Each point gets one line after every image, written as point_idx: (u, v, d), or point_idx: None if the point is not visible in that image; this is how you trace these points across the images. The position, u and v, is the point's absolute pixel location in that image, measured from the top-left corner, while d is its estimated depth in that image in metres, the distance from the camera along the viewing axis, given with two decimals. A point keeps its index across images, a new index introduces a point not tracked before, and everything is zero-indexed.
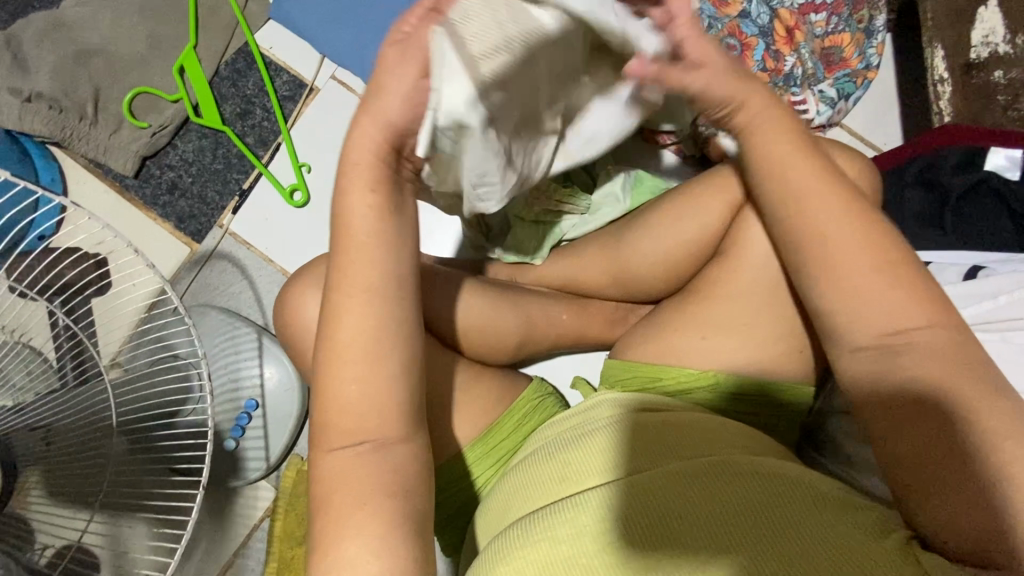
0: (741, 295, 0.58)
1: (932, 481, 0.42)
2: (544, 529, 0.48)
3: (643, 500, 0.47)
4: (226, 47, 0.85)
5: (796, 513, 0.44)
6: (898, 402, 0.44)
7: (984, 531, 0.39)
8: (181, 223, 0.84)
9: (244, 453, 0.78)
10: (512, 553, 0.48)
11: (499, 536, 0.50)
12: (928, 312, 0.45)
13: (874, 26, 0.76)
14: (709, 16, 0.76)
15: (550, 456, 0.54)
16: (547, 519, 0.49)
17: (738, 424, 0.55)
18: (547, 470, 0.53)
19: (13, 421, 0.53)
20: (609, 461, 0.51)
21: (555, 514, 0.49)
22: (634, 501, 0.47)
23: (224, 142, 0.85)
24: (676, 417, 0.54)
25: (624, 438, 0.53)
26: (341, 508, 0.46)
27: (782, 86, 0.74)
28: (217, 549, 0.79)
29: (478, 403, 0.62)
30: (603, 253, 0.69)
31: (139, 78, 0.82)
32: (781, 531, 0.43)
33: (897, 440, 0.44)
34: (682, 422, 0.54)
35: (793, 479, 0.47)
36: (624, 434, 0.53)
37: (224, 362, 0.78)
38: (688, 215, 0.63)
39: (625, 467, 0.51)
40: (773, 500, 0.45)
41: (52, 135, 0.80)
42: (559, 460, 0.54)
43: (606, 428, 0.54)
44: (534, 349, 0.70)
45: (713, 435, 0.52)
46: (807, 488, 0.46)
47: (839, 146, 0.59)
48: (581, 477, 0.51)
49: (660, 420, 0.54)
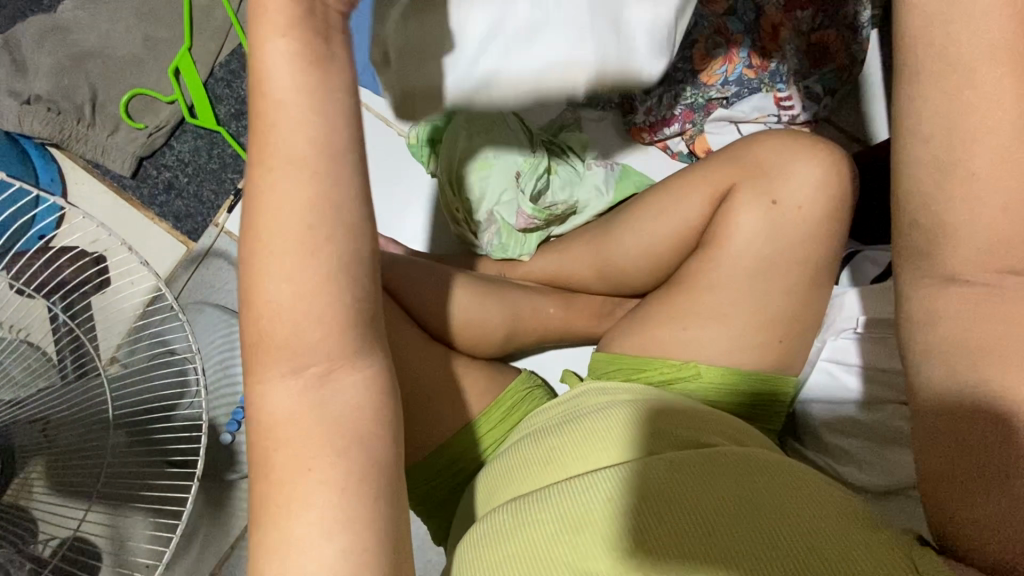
0: (724, 291, 0.59)
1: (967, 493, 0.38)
2: (528, 515, 0.49)
3: (643, 481, 0.48)
4: (220, 49, 0.86)
5: (772, 496, 0.45)
6: (926, 390, 0.40)
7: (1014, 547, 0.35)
8: (178, 222, 0.85)
9: (242, 447, 0.80)
10: (496, 542, 0.48)
11: (483, 524, 0.51)
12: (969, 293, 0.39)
13: (859, 22, 0.76)
14: (697, 14, 0.76)
15: (549, 441, 0.55)
16: (531, 506, 0.49)
17: (721, 414, 0.56)
18: (545, 453, 0.54)
19: (13, 414, 0.55)
20: (608, 445, 0.52)
21: (539, 500, 0.50)
22: (636, 481, 0.48)
23: (219, 142, 0.86)
24: (669, 407, 0.55)
25: (622, 425, 0.53)
26: (274, 475, 0.37)
27: (768, 83, 0.78)
28: (215, 541, 0.81)
29: (466, 396, 0.63)
30: (591, 247, 0.70)
31: (135, 80, 0.84)
32: (762, 514, 0.44)
33: (924, 432, 0.40)
34: (676, 411, 0.55)
35: (771, 468, 0.48)
36: (624, 420, 0.54)
37: (220, 356, 0.80)
38: (669, 212, 0.64)
39: (623, 450, 0.52)
40: (751, 485, 0.46)
41: (51, 137, 0.82)
42: (558, 443, 0.54)
43: (605, 415, 0.55)
44: (523, 343, 0.72)
45: (705, 426, 0.54)
46: (787, 477, 0.47)
47: (819, 139, 0.60)
48: (579, 460, 0.52)
49: (656, 409, 0.55)
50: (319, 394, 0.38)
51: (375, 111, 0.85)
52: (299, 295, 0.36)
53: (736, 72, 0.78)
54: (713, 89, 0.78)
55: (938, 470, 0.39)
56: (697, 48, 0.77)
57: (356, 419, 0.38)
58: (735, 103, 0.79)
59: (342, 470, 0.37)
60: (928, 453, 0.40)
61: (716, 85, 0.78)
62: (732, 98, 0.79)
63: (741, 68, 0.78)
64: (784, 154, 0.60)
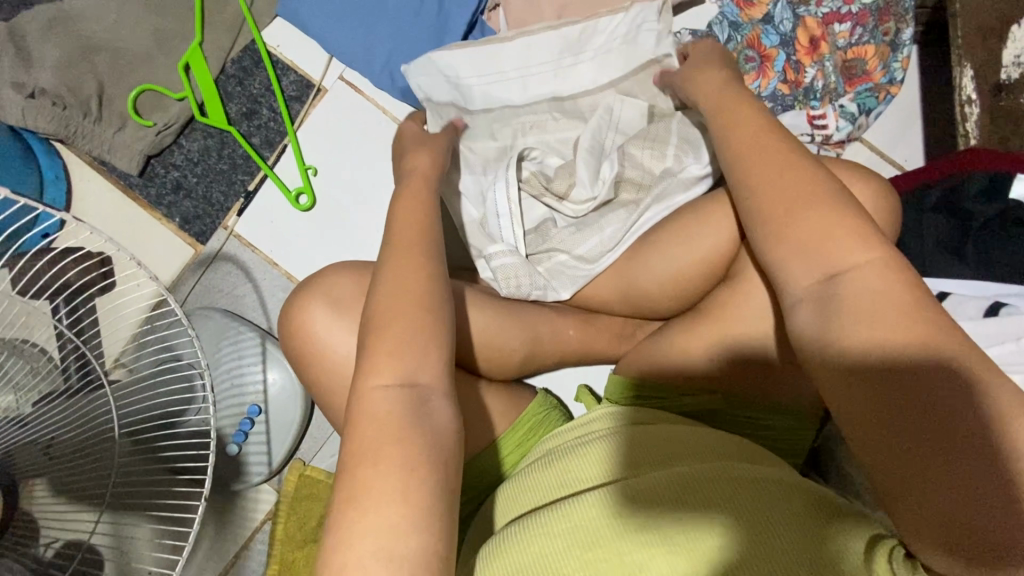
0: (755, 323, 0.57)
1: (912, 486, 0.36)
2: (538, 531, 0.48)
3: (630, 507, 0.47)
4: (232, 44, 0.83)
5: (793, 515, 0.43)
6: (840, 370, 0.40)
7: (951, 536, 0.35)
8: (185, 224, 0.83)
9: (247, 457, 0.78)
10: (507, 556, 0.47)
11: (494, 540, 0.50)
12: (916, 313, 0.39)
13: (901, 39, 0.72)
14: (730, 25, 0.74)
15: (548, 464, 0.54)
16: (541, 521, 0.48)
17: (740, 439, 0.54)
18: (542, 476, 0.53)
19: (17, 434, 0.52)
20: (601, 468, 0.51)
21: (550, 516, 0.48)
22: (623, 506, 0.47)
23: (230, 142, 0.83)
24: (671, 430, 0.54)
25: (616, 449, 0.52)
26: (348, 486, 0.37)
27: (802, 99, 0.73)
28: (221, 548, 0.80)
29: (483, 422, 0.61)
30: (616, 271, 0.68)
31: (144, 75, 0.81)
32: (780, 536, 0.42)
33: (852, 411, 0.39)
34: (680, 434, 0.53)
35: (794, 487, 0.46)
36: (619, 444, 0.53)
37: (228, 365, 0.78)
38: (698, 235, 0.61)
39: (617, 474, 0.50)
40: (769, 504, 0.44)
41: (56, 133, 0.79)
42: (557, 467, 0.53)
43: (603, 440, 0.54)
44: (541, 365, 0.69)
45: (711, 447, 0.52)
46: (807, 494, 0.45)
47: (860, 168, 0.57)
48: (573, 484, 0.51)
49: (656, 432, 0.53)
50: (411, 398, 0.44)
51: (392, 116, 0.83)
52: (395, 358, 0.45)
53: (770, 87, 0.74)
54: None
55: (884, 467, 0.37)
56: None
57: (417, 451, 0.42)
58: None
59: (416, 476, 0.41)
60: (857, 429, 0.39)
61: None
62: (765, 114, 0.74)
63: (776, 83, 0.74)
64: None
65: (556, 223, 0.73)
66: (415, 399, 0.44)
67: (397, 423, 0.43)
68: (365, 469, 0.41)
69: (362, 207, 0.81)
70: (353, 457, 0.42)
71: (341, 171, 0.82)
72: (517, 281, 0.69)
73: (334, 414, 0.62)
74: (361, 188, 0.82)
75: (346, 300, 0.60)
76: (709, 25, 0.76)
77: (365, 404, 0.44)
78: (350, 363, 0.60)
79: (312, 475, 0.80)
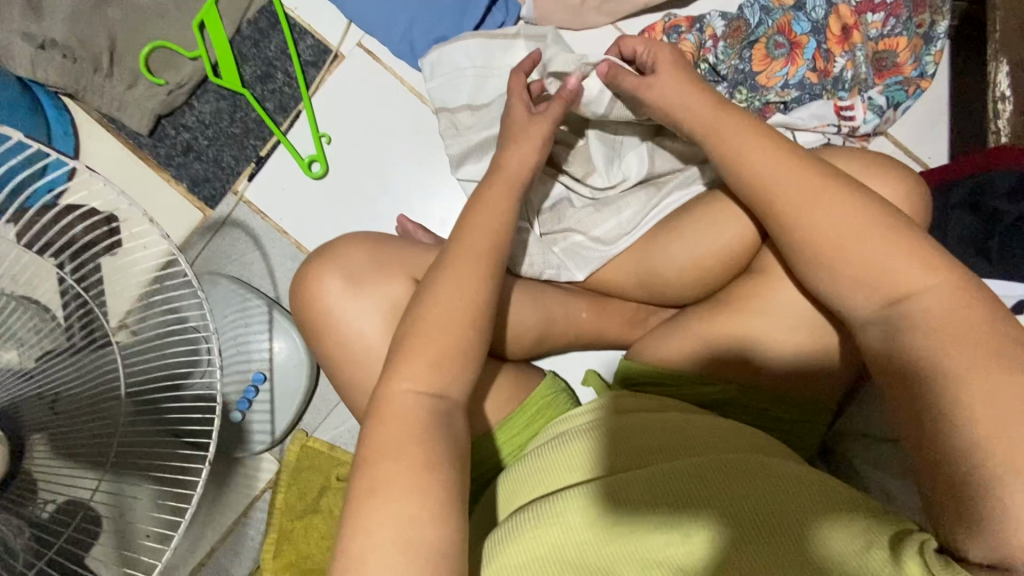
0: (775, 312, 0.56)
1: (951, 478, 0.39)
2: (553, 518, 0.47)
3: (630, 501, 0.46)
4: (249, 4, 0.81)
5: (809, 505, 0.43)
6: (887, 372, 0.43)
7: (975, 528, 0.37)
8: (194, 186, 0.82)
9: (250, 425, 0.78)
10: (520, 541, 0.46)
11: (504, 524, 0.49)
12: None
13: (934, 32, 0.71)
14: (761, 10, 0.72)
15: (560, 449, 0.53)
16: (557, 508, 0.47)
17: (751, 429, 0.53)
18: (543, 463, 0.53)
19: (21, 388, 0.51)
20: (615, 456, 0.50)
21: (565, 503, 0.47)
22: (642, 496, 0.46)
23: (242, 106, 0.82)
24: (686, 419, 0.53)
25: (614, 438, 0.52)
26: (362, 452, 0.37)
27: (830, 88, 0.72)
28: (219, 516, 0.80)
29: (491, 401, 0.61)
30: (632, 256, 0.67)
31: (156, 31, 0.79)
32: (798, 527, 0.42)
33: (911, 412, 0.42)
34: (686, 426, 0.52)
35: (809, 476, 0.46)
36: (623, 434, 0.52)
37: (234, 331, 0.77)
38: (720, 223, 0.60)
39: (624, 463, 0.50)
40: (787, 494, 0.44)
41: (66, 86, 0.77)
42: (570, 451, 0.52)
43: (616, 427, 0.52)
44: (552, 345, 0.69)
45: (725, 437, 0.51)
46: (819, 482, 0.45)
47: (893, 159, 0.56)
48: (586, 470, 0.50)
49: (671, 422, 0.52)
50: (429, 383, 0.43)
51: (409, 86, 0.81)
52: (435, 371, 0.46)
53: (798, 75, 0.72)
54: (771, 91, 0.72)
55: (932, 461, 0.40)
56: (757, 48, 0.73)
57: None
58: (794, 108, 0.72)
59: (441, 475, 0.43)
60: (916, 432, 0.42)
61: (775, 88, 0.73)
62: (791, 103, 0.73)
63: (805, 71, 0.72)
64: (857, 169, 0.55)
65: (572, 203, 0.73)
66: (445, 417, 0.46)
67: (415, 435, 0.44)
68: (390, 480, 0.43)
69: (375, 178, 0.80)
70: (377, 460, 0.44)
71: (355, 141, 0.80)
72: (530, 259, 0.69)
73: (340, 385, 0.62)
74: (376, 159, 0.80)
75: (358, 270, 0.59)
76: (740, 9, 0.74)
77: (392, 404, 0.45)
78: (358, 334, 0.59)
79: (314, 446, 0.79)
